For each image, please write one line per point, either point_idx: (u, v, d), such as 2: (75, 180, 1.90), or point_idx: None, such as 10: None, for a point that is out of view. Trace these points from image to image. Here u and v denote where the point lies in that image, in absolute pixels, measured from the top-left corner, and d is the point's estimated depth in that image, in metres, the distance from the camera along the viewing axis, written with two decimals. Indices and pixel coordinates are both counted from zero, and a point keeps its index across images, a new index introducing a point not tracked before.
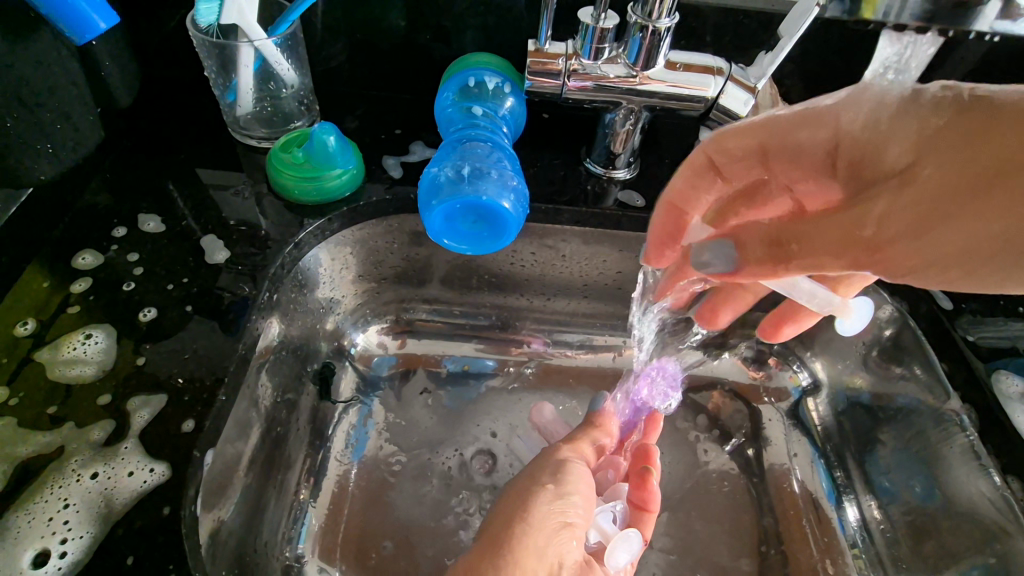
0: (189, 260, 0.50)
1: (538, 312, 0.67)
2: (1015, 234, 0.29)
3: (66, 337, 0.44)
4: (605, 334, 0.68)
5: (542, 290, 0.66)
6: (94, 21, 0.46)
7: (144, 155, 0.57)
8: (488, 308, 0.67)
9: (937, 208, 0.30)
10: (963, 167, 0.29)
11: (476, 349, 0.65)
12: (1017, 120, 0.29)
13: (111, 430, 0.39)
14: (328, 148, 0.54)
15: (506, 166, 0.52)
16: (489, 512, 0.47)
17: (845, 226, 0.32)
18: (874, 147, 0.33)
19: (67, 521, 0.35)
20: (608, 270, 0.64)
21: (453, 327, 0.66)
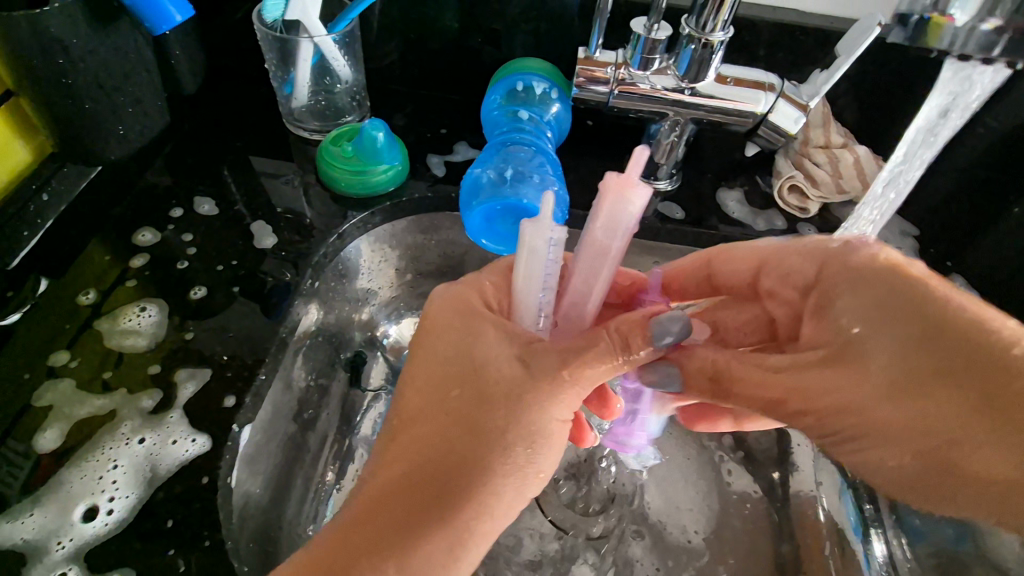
0: (239, 243, 0.52)
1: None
2: (942, 440, 0.31)
3: (122, 308, 0.46)
4: None
5: None
6: (170, 13, 0.48)
7: (202, 140, 0.59)
8: None
9: (890, 395, 0.31)
10: (910, 365, 0.31)
11: None
12: (961, 332, 0.30)
13: (158, 399, 0.41)
14: (376, 144, 0.56)
15: (548, 171, 0.53)
16: (424, 458, 0.35)
17: (792, 386, 0.34)
18: (837, 305, 0.34)
19: (115, 480, 0.38)
20: None
21: None
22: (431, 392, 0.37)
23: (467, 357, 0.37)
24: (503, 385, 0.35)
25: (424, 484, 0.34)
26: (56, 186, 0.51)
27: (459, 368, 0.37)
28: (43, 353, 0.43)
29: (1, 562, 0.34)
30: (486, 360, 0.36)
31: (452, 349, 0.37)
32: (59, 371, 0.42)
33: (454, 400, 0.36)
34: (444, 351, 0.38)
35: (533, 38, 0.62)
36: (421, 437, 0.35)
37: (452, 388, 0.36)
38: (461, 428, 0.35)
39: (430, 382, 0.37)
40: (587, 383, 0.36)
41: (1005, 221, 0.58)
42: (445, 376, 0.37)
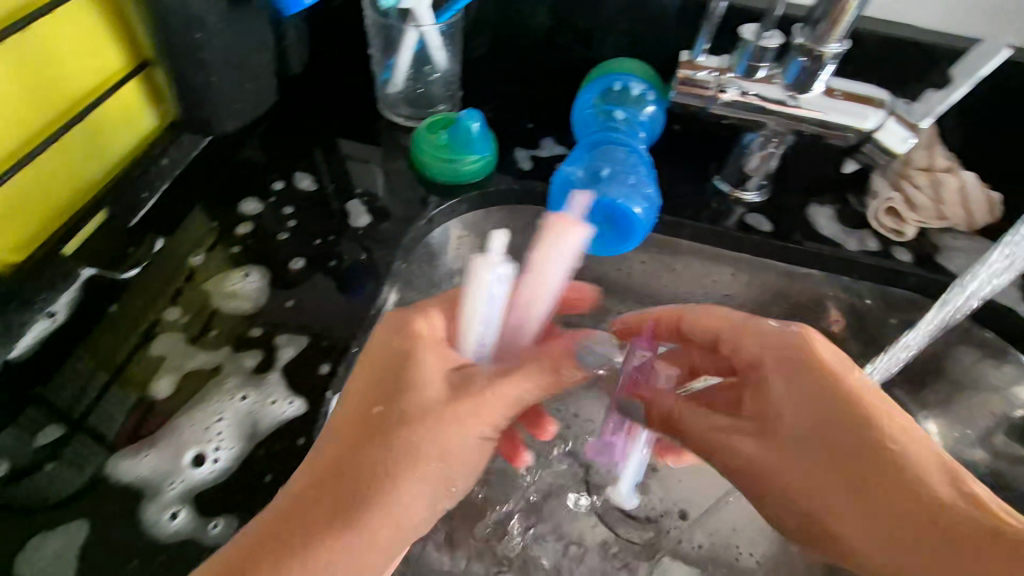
0: (334, 220, 0.55)
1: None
2: (825, 513, 0.34)
3: (228, 271, 0.49)
4: None
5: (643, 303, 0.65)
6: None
7: (302, 117, 0.62)
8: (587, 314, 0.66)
9: (820, 477, 0.34)
10: (828, 441, 0.35)
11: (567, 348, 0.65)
12: (880, 428, 0.34)
13: (259, 359, 0.44)
14: (470, 134, 0.57)
15: (642, 171, 0.53)
16: (340, 469, 0.33)
17: (726, 447, 0.37)
18: (770, 388, 0.37)
19: (221, 431, 0.40)
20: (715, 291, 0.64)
21: None
22: (360, 399, 0.35)
23: (399, 371, 0.35)
24: (427, 405, 0.34)
25: (329, 496, 0.32)
26: (176, 152, 0.54)
27: (393, 383, 0.35)
28: (156, 308, 0.46)
29: (122, 495, 0.37)
30: (417, 378, 0.35)
31: (386, 361, 0.36)
32: (171, 326, 0.45)
33: (371, 415, 0.34)
34: (388, 358, 0.36)
35: (627, 41, 0.62)
36: (334, 450, 0.34)
37: (375, 404, 0.35)
38: (373, 444, 0.34)
39: (361, 389, 0.35)
40: (498, 408, 0.36)
41: None
42: (374, 389, 0.35)
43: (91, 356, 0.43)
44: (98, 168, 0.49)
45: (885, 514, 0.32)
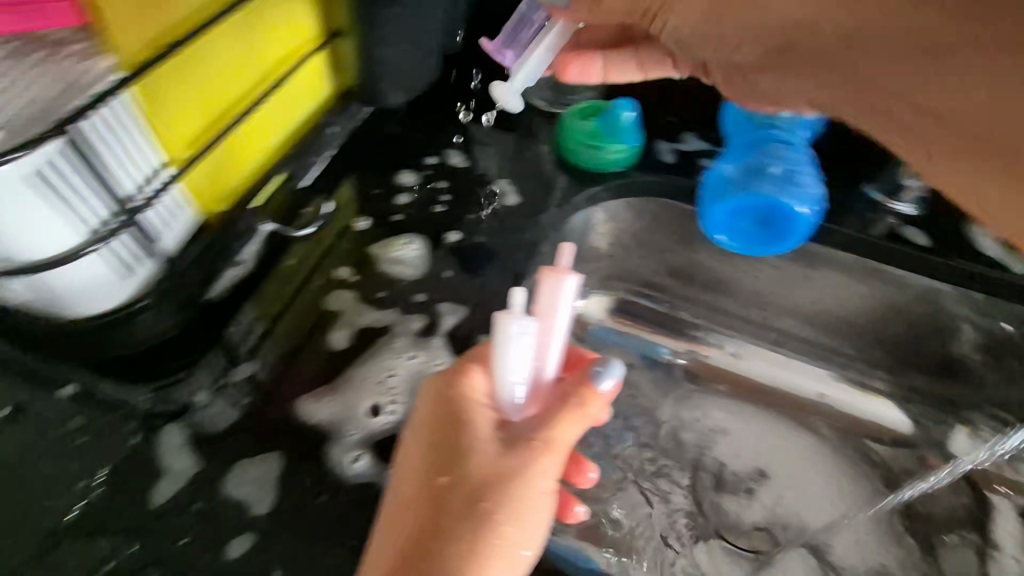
0: (486, 198, 0.56)
1: (751, 326, 0.70)
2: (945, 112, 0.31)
3: (391, 237, 0.51)
4: (785, 352, 0.69)
5: (758, 305, 0.69)
6: None
7: (450, 94, 0.63)
8: (681, 304, 0.70)
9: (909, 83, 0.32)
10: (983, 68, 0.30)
11: (655, 335, 0.69)
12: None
13: (424, 324, 0.46)
14: (621, 122, 0.58)
15: (809, 171, 0.51)
16: (419, 543, 0.32)
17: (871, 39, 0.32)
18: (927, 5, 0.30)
19: (394, 386, 0.42)
20: (843, 304, 0.65)
21: (652, 313, 0.70)
22: (423, 462, 0.35)
23: (454, 433, 0.35)
24: (490, 468, 0.34)
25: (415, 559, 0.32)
26: (344, 121, 0.56)
27: (459, 441, 0.35)
28: (328, 267, 0.49)
29: (311, 436, 0.40)
30: (476, 441, 0.35)
31: (439, 425, 0.36)
32: (341, 284, 0.48)
33: (442, 485, 0.34)
34: (438, 421, 0.36)
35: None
36: (411, 512, 0.33)
37: (441, 473, 0.34)
38: (447, 502, 0.33)
39: (423, 454, 0.35)
40: (551, 461, 0.35)
41: None
42: (434, 456, 0.35)
43: (272, 306, 0.46)
44: (285, 132, 0.51)
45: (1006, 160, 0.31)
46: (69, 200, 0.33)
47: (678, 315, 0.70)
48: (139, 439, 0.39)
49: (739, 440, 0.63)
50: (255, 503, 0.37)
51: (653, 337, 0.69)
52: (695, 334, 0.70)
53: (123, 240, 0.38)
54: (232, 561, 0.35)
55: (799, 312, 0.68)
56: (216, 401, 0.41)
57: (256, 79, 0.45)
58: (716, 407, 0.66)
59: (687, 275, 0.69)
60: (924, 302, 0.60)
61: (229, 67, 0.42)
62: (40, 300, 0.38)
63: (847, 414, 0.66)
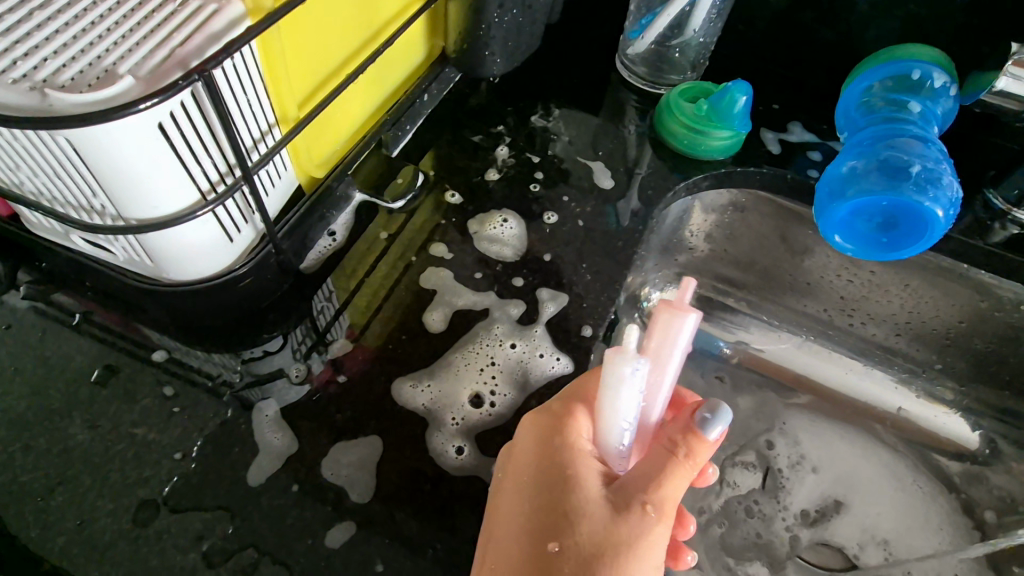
0: (581, 180, 0.53)
1: (837, 333, 0.66)
2: None
3: (487, 215, 0.49)
4: (845, 354, 0.66)
5: (848, 313, 0.65)
6: None
7: (541, 67, 0.59)
8: (741, 294, 0.66)
9: None
10: None
11: (710, 329, 0.66)
12: None
13: (523, 311, 0.43)
14: (734, 108, 0.53)
15: (947, 173, 0.47)
16: None
17: None
18: None
19: (494, 376, 0.40)
20: (940, 317, 0.61)
21: (708, 304, 0.66)
22: (522, 519, 0.30)
23: (556, 489, 0.30)
24: (598, 534, 0.29)
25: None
26: (435, 89, 0.54)
27: (563, 497, 0.30)
28: (421, 242, 0.46)
29: (408, 423, 0.37)
30: (581, 498, 0.30)
31: (539, 476, 0.31)
32: (437, 261, 0.45)
33: (543, 554, 0.29)
34: (539, 471, 0.32)
35: (901, 27, 0.55)
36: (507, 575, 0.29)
37: (541, 539, 0.29)
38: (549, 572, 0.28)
39: (522, 509, 0.31)
40: (663, 528, 0.30)
41: None
42: (536, 513, 0.30)
43: (365, 280, 0.44)
44: (382, 97, 0.49)
45: None
46: (193, 148, 0.31)
47: (753, 315, 0.66)
48: (231, 413, 0.37)
49: (817, 451, 0.61)
50: (353, 490, 0.35)
51: (709, 330, 0.66)
52: (744, 325, 0.66)
53: (234, 199, 0.35)
54: (332, 550, 0.33)
55: (889, 320, 0.63)
56: (311, 380, 0.39)
57: (366, 36, 0.42)
58: (795, 417, 0.63)
59: (773, 276, 0.65)
60: None
61: (340, 24, 0.39)
62: (141, 259, 0.35)
63: (918, 427, 0.63)
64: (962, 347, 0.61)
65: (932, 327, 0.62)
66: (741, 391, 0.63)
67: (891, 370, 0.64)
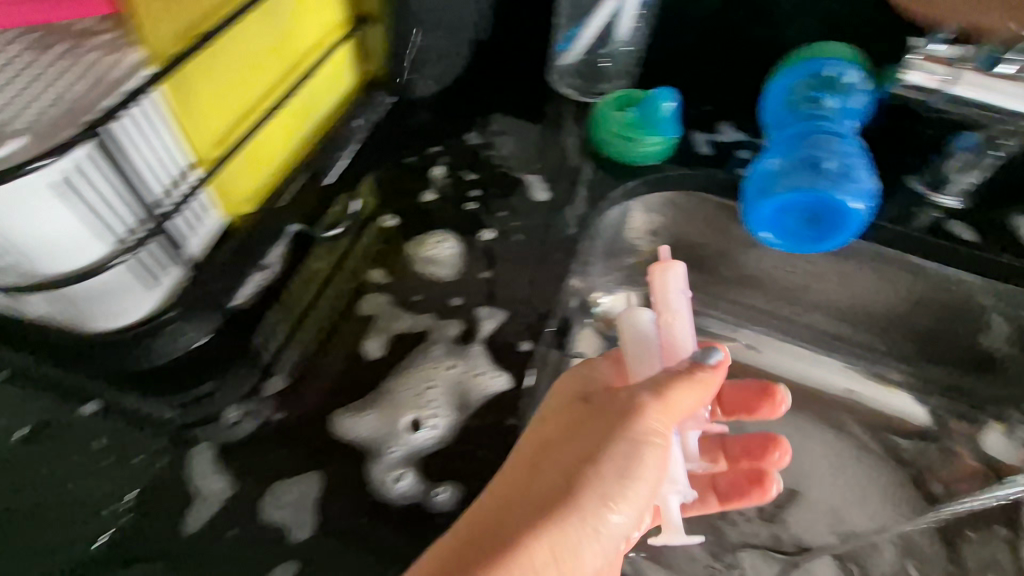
0: (515, 194, 0.53)
1: (784, 323, 0.68)
2: None
3: (424, 235, 0.49)
4: (801, 343, 0.68)
5: (792, 302, 0.67)
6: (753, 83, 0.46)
7: (473, 85, 0.60)
8: (694, 293, 0.69)
9: None
10: None
11: (667, 330, 0.68)
12: None
13: (462, 330, 0.44)
14: (661, 114, 0.55)
15: (861, 166, 0.49)
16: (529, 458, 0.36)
17: None
18: None
19: (433, 399, 0.40)
20: (875, 300, 0.63)
21: (659, 303, 0.67)
22: (562, 398, 0.39)
23: (577, 407, 0.37)
24: (610, 399, 0.37)
25: (524, 509, 0.33)
26: (367, 114, 0.54)
27: (587, 408, 0.37)
28: (359, 269, 0.47)
29: (347, 454, 0.38)
30: (602, 382, 0.39)
31: (566, 397, 0.38)
32: (374, 288, 0.46)
33: (565, 416, 0.37)
34: (566, 398, 0.38)
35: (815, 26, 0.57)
36: (529, 468, 0.35)
37: (570, 405, 0.38)
38: (561, 465, 0.35)
39: (563, 391, 0.40)
40: (660, 429, 0.36)
41: None
42: (572, 391, 0.39)
43: (292, 309, 0.43)
44: (306, 130, 0.48)
45: None
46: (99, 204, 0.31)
47: (705, 311, 0.69)
48: (166, 461, 0.37)
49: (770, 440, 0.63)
50: (295, 528, 0.35)
51: None
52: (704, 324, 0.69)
53: (151, 247, 0.36)
54: None
55: (829, 307, 0.66)
56: (247, 420, 0.38)
57: (283, 74, 0.42)
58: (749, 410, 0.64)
59: (719, 273, 0.67)
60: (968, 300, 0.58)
61: (246, 67, 0.38)
62: (64, 310, 0.36)
63: (869, 409, 0.65)
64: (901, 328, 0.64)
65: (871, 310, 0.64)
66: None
67: (837, 353, 0.67)
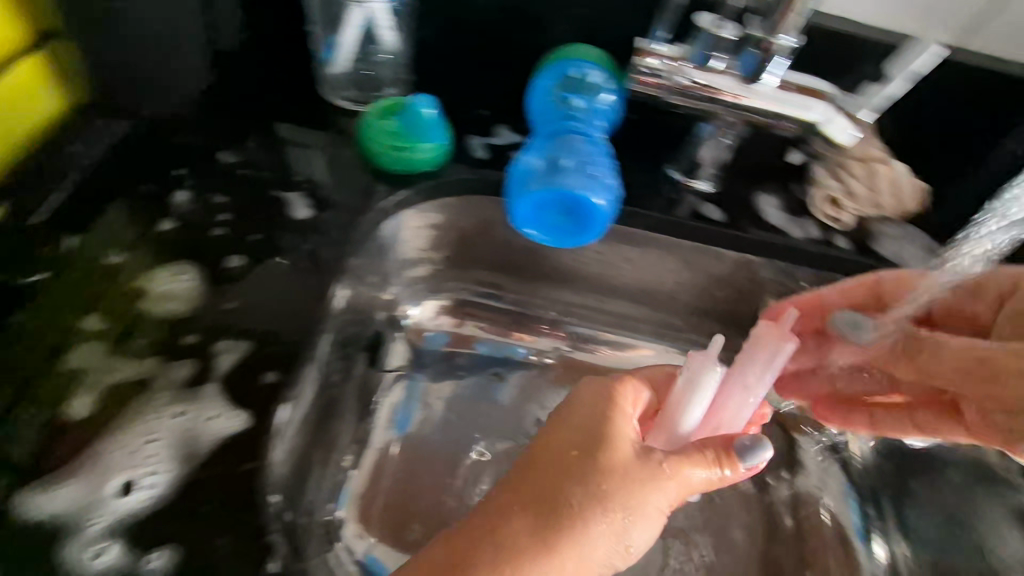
0: (272, 213, 0.50)
1: (592, 313, 0.71)
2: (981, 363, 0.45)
3: (156, 269, 0.45)
4: (629, 335, 0.71)
5: (596, 291, 0.70)
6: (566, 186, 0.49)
7: (230, 100, 0.57)
8: (534, 301, 0.71)
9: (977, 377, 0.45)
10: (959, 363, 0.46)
11: (508, 336, 0.70)
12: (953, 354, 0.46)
13: (193, 371, 0.40)
14: (423, 120, 0.54)
15: (604, 160, 0.51)
16: (491, 499, 0.40)
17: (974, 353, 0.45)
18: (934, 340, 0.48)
19: (152, 454, 0.36)
20: (666, 280, 0.67)
21: (493, 312, 0.70)
22: (569, 433, 0.42)
23: (656, 466, 0.41)
24: (618, 460, 0.40)
25: (485, 540, 0.38)
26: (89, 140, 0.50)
27: (587, 437, 0.41)
28: (72, 317, 0.42)
29: (34, 536, 0.33)
30: (630, 438, 0.42)
31: (596, 429, 0.41)
32: (90, 335, 0.41)
33: (576, 459, 0.40)
34: (628, 439, 0.42)
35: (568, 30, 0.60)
36: (508, 498, 0.39)
37: (570, 449, 0.41)
38: (582, 497, 0.39)
39: (574, 428, 0.42)
40: (675, 485, 0.41)
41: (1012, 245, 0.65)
42: (585, 433, 0.41)
43: (2, 377, 0.38)
44: None
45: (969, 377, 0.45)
46: None
47: (536, 314, 0.71)
48: None
49: None
50: None
51: (507, 337, 0.70)
52: (551, 329, 0.71)
53: None
54: None
55: (628, 292, 0.69)
56: None
57: None
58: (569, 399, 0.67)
59: (530, 273, 0.69)
60: (732, 271, 0.64)
61: None
62: None
63: None
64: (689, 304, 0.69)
65: (662, 292, 0.69)
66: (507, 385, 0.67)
67: (642, 333, 0.71)
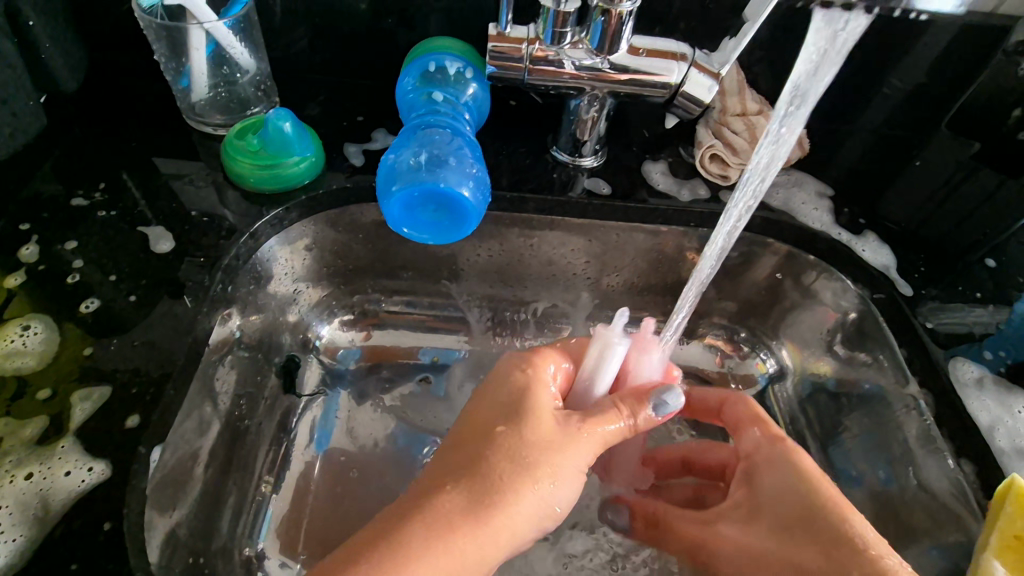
0: (136, 251, 0.52)
1: (509, 304, 0.69)
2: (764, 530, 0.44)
3: (6, 328, 0.46)
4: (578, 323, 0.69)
5: (513, 281, 0.67)
6: (447, 162, 0.50)
7: (95, 145, 0.58)
8: (459, 300, 0.68)
9: (782, 513, 0.43)
10: (769, 516, 0.44)
11: (454, 342, 0.67)
12: (772, 485, 0.45)
13: (46, 426, 0.42)
14: (284, 135, 0.54)
15: (469, 152, 0.52)
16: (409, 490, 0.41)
17: (773, 502, 0.44)
18: (756, 470, 0.47)
19: (1, 523, 0.38)
20: (577, 259, 0.65)
21: (424, 319, 0.68)
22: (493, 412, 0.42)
23: (573, 426, 0.42)
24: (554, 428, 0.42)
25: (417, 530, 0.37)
26: None
27: (515, 411, 0.42)
28: None
29: None
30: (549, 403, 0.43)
31: (517, 399, 0.43)
32: None
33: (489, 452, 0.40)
34: (548, 406, 0.43)
35: (427, 29, 0.61)
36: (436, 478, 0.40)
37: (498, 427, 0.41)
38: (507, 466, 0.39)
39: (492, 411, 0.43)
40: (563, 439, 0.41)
41: (910, 173, 0.65)
42: (505, 410, 0.42)
43: None
44: None
45: (771, 518, 0.44)
46: None
47: (476, 315, 0.68)
48: None
49: None
50: None
51: (451, 341, 0.67)
52: (513, 332, 0.68)
53: None
54: None
55: (542, 276, 0.67)
56: None
57: None
58: None
59: (457, 274, 0.67)
60: (637, 238, 0.63)
61: None
62: None
63: None
64: (602, 280, 0.67)
65: (572, 270, 0.66)
66: (437, 387, 0.63)
67: (561, 319, 0.69)
